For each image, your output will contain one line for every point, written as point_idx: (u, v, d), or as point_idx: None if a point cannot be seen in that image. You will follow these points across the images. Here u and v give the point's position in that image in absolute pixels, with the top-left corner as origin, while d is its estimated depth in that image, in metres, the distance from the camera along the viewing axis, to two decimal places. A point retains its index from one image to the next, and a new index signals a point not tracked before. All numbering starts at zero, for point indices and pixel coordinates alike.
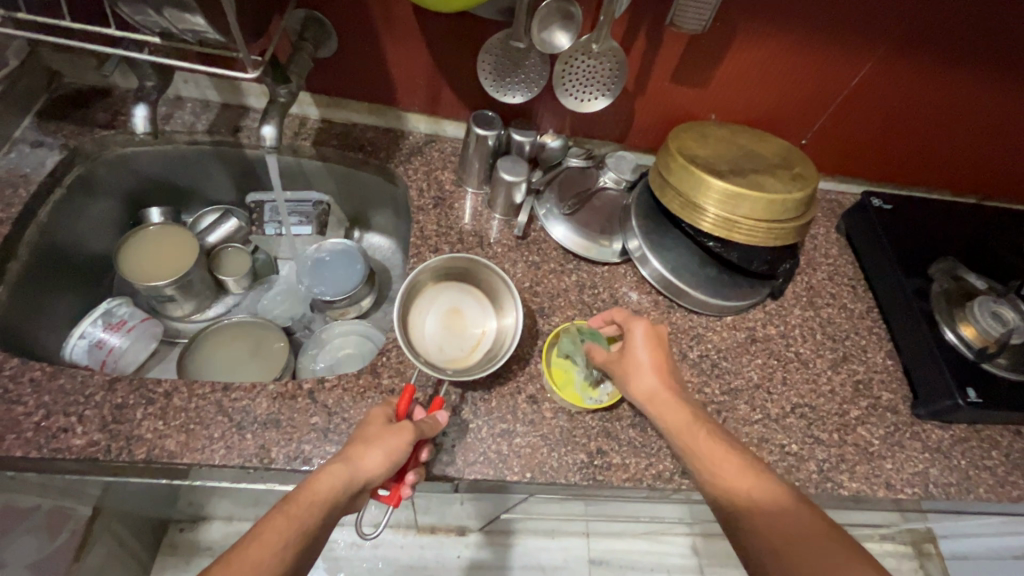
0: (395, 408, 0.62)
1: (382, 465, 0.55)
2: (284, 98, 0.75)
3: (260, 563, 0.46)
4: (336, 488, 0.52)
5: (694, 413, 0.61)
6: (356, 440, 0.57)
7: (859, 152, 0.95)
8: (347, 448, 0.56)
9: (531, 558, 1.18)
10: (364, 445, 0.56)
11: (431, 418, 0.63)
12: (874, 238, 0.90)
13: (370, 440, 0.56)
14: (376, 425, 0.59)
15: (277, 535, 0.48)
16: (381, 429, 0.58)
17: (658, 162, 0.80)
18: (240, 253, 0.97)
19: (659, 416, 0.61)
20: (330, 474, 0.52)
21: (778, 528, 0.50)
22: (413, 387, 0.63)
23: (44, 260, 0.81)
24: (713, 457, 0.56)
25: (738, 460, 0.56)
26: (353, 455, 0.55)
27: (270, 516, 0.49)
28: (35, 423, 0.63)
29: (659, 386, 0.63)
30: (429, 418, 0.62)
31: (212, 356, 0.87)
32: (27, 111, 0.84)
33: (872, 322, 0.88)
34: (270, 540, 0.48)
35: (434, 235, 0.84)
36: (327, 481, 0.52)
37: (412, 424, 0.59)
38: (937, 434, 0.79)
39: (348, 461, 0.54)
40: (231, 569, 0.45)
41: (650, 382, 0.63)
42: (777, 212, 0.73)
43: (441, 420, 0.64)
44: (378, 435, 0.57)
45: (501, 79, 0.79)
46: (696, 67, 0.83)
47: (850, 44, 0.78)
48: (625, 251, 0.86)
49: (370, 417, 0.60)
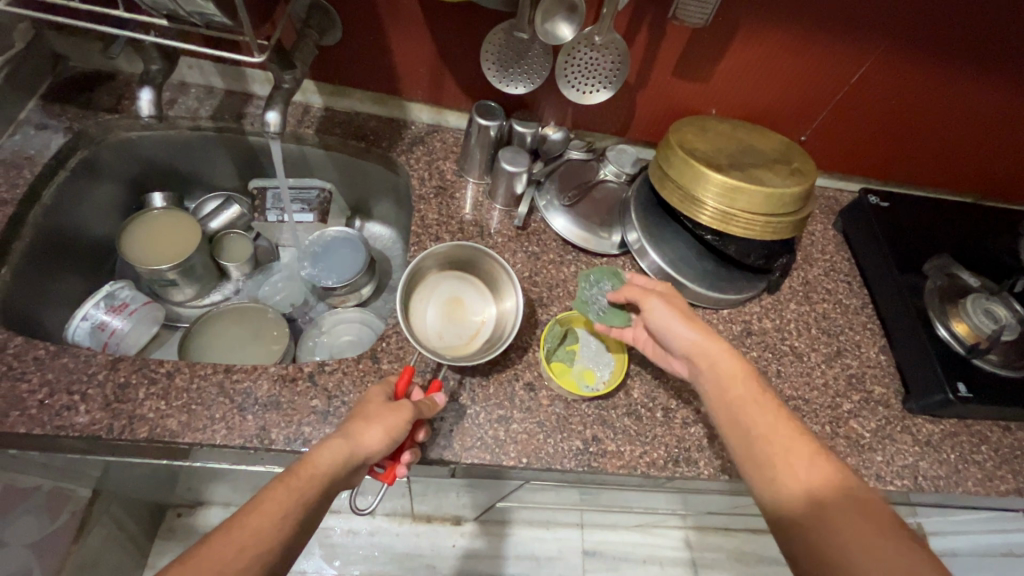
0: (392, 389, 0.63)
1: (383, 440, 0.56)
2: (288, 85, 0.75)
3: (261, 529, 0.47)
4: (340, 462, 0.53)
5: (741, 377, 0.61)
6: (357, 415, 0.58)
7: (858, 149, 0.96)
8: (350, 423, 0.57)
9: (525, 549, 1.19)
10: (364, 422, 0.57)
11: (429, 399, 0.64)
12: (871, 236, 0.90)
13: (370, 418, 0.58)
14: (375, 402, 0.60)
15: (278, 506, 0.49)
16: (378, 407, 0.59)
17: (659, 155, 0.81)
18: (242, 239, 0.98)
19: (712, 372, 0.62)
20: (334, 445, 0.54)
21: (805, 495, 0.51)
22: (412, 368, 0.65)
23: (47, 242, 0.82)
24: (750, 418, 0.58)
25: (772, 422, 0.57)
26: (354, 431, 0.56)
27: (270, 485, 0.50)
28: (39, 400, 0.64)
29: (710, 344, 0.64)
30: (425, 400, 0.64)
31: (215, 339, 0.88)
32: (32, 94, 0.85)
33: (866, 317, 0.89)
34: (272, 508, 0.48)
35: (435, 224, 0.85)
36: (332, 454, 0.53)
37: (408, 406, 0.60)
38: (928, 428, 0.80)
39: (357, 431, 0.56)
40: (231, 537, 0.46)
41: (690, 336, 0.64)
42: (775, 206, 0.74)
43: (438, 401, 0.65)
44: (377, 413, 0.58)
45: (505, 69, 0.79)
46: (697, 62, 0.83)
47: (852, 39, 0.79)
48: (623, 243, 0.87)
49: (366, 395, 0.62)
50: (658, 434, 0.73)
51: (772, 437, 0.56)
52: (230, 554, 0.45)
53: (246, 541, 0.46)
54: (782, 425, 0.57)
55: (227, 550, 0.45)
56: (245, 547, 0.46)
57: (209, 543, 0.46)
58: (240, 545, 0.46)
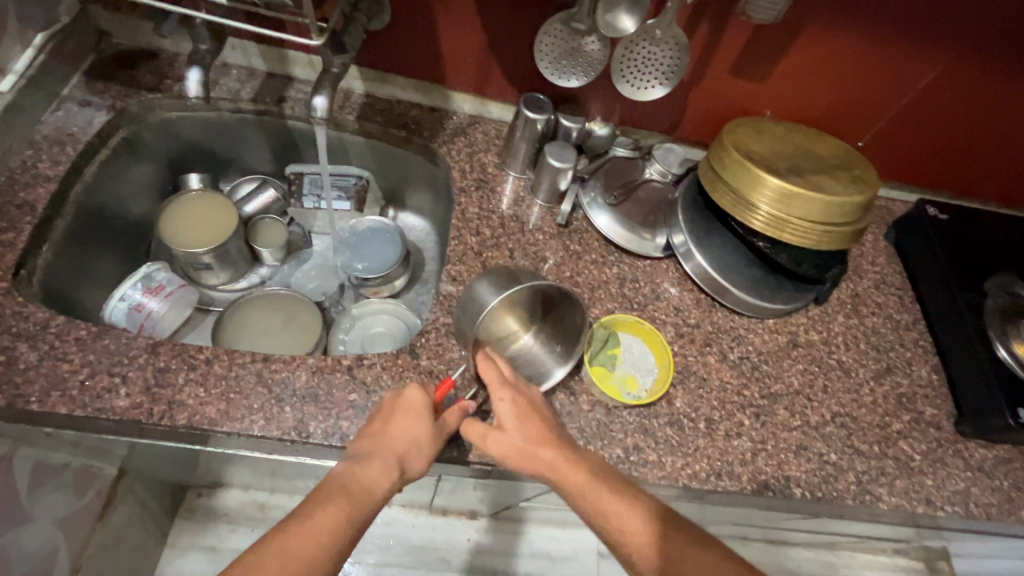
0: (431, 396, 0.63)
1: (428, 455, 0.59)
2: (337, 69, 0.74)
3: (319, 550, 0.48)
4: (390, 481, 0.55)
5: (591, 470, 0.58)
6: (396, 428, 0.59)
7: (918, 158, 0.91)
8: (391, 440, 0.58)
9: (540, 547, 1.18)
10: (412, 446, 0.58)
11: (462, 408, 0.63)
12: (928, 249, 0.87)
13: (418, 441, 0.59)
14: (414, 413, 0.60)
15: (334, 516, 0.50)
16: (422, 428, 0.60)
17: (711, 156, 0.78)
18: (277, 225, 0.97)
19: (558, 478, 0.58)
20: (381, 463, 0.56)
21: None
22: (452, 379, 0.65)
23: (87, 220, 0.81)
24: (623, 530, 0.55)
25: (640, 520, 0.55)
26: (402, 454, 0.58)
27: (319, 503, 0.51)
28: (80, 381, 0.64)
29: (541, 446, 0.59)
30: (458, 409, 0.63)
31: (247, 325, 0.87)
32: (76, 69, 0.84)
33: (918, 334, 0.86)
34: (329, 517, 0.50)
35: (475, 219, 0.83)
36: (379, 473, 0.55)
37: (448, 419, 0.62)
38: (980, 453, 0.77)
39: (402, 449, 0.58)
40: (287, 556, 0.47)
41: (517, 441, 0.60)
42: (834, 215, 0.71)
43: (471, 409, 0.65)
44: (424, 438, 0.59)
45: (558, 62, 0.76)
46: (757, 60, 0.80)
47: (925, 41, 0.75)
48: (668, 245, 0.84)
49: (396, 401, 0.61)
50: (701, 446, 0.71)
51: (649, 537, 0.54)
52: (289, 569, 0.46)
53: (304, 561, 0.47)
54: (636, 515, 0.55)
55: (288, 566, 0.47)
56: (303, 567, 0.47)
57: (267, 556, 0.47)
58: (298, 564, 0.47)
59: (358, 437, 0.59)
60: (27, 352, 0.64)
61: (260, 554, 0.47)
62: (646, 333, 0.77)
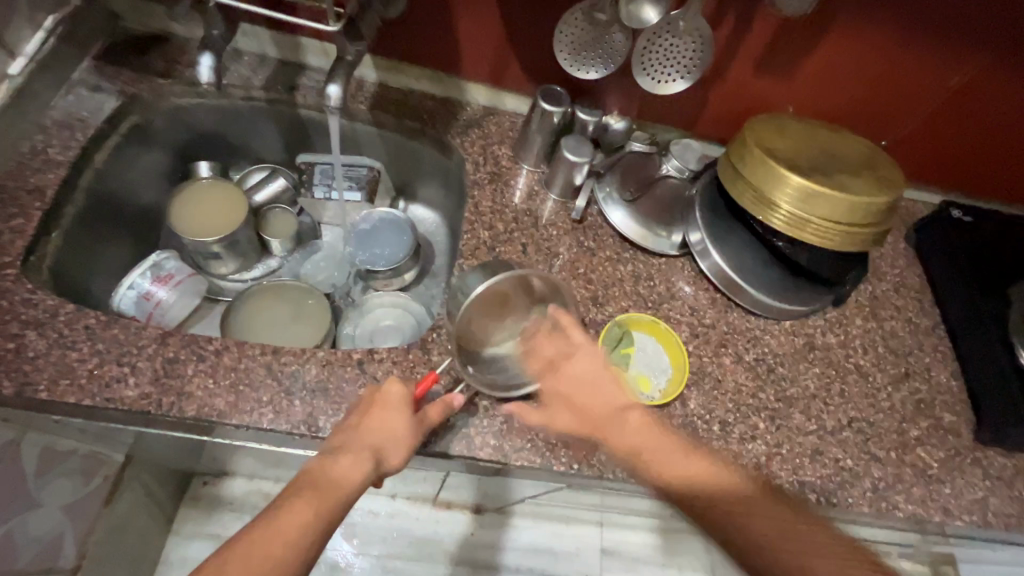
0: (413, 391, 0.62)
1: (408, 448, 0.58)
2: (353, 57, 0.73)
3: (290, 545, 0.48)
4: (365, 473, 0.55)
5: (642, 431, 0.61)
6: (372, 421, 0.58)
7: (944, 159, 0.89)
8: (364, 432, 0.57)
9: (543, 543, 1.17)
10: (387, 438, 0.57)
11: (447, 402, 0.61)
12: (951, 252, 0.85)
13: (393, 434, 0.58)
14: (390, 406, 0.59)
15: (304, 512, 0.50)
16: (396, 420, 0.58)
17: (731, 152, 0.76)
18: (286, 215, 0.95)
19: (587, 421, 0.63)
20: (353, 457, 0.55)
21: (715, 493, 0.56)
22: (434, 374, 0.64)
23: (97, 207, 0.80)
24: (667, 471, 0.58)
25: (745, 484, 0.57)
26: (377, 447, 0.57)
27: (288, 499, 0.51)
28: (89, 370, 0.63)
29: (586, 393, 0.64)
30: (442, 402, 0.61)
31: (256, 315, 0.86)
32: (87, 53, 0.83)
33: (938, 339, 0.84)
34: (298, 513, 0.50)
35: (489, 212, 0.82)
36: (352, 467, 0.54)
37: (429, 412, 0.60)
38: (999, 462, 0.75)
39: (378, 441, 0.57)
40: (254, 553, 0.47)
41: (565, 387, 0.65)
42: (859, 216, 0.69)
43: (456, 403, 0.62)
44: (398, 429, 0.58)
45: (578, 53, 0.74)
46: (783, 54, 0.78)
47: (960, 38, 0.72)
48: (684, 243, 0.82)
49: (374, 395, 0.60)
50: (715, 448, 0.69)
51: (694, 489, 0.56)
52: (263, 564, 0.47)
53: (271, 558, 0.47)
54: (654, 437, 0.60)
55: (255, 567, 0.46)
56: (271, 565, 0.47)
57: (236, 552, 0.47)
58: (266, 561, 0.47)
59: (336, 431, 0.59)
60: (36, 340, 0.64)
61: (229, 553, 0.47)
62: (650, 322, 0.76)
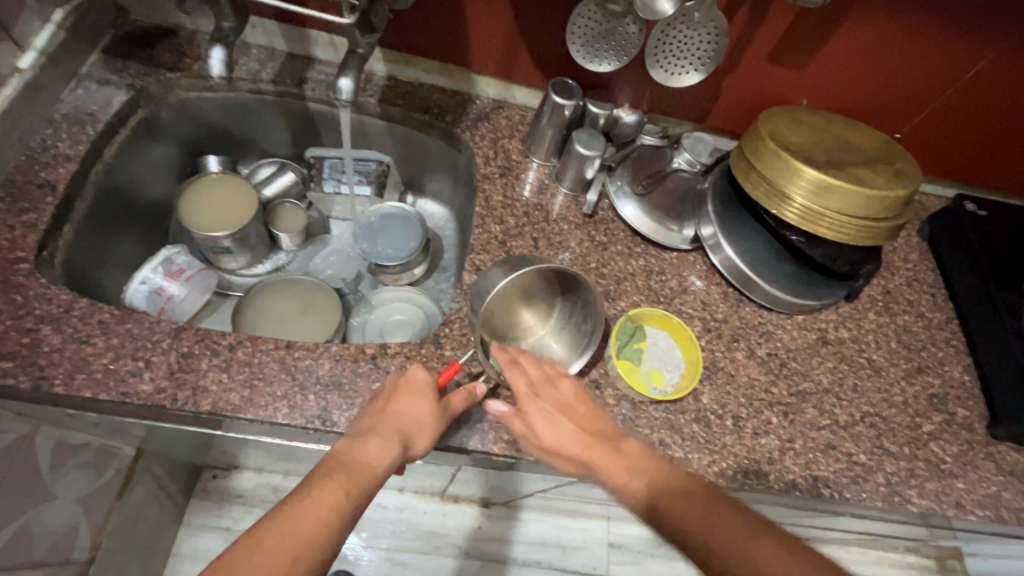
0: (437, 378, 0.63)
1: (431, 435, 0.58)
2: (363, 49, 0.72)
3: (320, 527, 0.47)
4: (392, 457, 0.54)
5: (629, 459, 0.57)
6: (399, 405, 0.58)
7: (958, 153, 0.88)
8: (392, 416, 0.58)
9: (550, 536, 1.18)
10: (414, 423, 0.58)
11: (470, 391, 0.63)
12: (966, 247, 0.84)
13: (420, 419, 0.58)
14: (417, 392, 0.60)
15: (332, 496, 0.49)
16: (424, 405, 0.59)
17: (744, 145, 0.75)
18: (296, 210, 0.95)
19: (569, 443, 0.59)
20: (381, 440, 0.55)
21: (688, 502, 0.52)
22: (457, 364, 0.65)
23: (107, 202, 0.80)
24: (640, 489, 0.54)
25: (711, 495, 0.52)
26: (406, 431, 0.57)
27: (318, 481, 0.50)
28: (104, 365, 0.63)
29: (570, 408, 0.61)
30: (466, 392, 0.62)
31: (265, 310, 0.86)
32: (95, 48, 0.83)
33: (951, 333, 0.83)
34: (328, 496, 0.49)
35: (499, 207, 0.81)
36: (382, 450, 0.54)
37: (453, 402, 0.61)
38: (1013, 456, 0.75)
39: (404, 426, 0.57)
40: (284, 538, 0.46)
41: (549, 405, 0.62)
42: (874, 210, 0.68)
43: (478, 393, 0.63)
44: (424, 416, 0.58)
45: (591, 44, 0.73)
46: (797, 47, 0.77)
47: (979, 30, 0.71)
48: (696, 238, 0.81)
49: (400, 380, 0.61)
50: (727, 443, 0.69)
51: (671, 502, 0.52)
52: (291, 547, 0.45)
53: (301, 540, 0.46)
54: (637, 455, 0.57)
55: (281, 553, 0.45)
56: (298, 556, 0.45)
57: (260, 536, 0.46)
58: (293, 552, 0.45)
59: (360, 416, 0.59)
60: (51, 334, 0.64)
61: (251, 539, 0.46)
62: (663, 317, 0.75)
